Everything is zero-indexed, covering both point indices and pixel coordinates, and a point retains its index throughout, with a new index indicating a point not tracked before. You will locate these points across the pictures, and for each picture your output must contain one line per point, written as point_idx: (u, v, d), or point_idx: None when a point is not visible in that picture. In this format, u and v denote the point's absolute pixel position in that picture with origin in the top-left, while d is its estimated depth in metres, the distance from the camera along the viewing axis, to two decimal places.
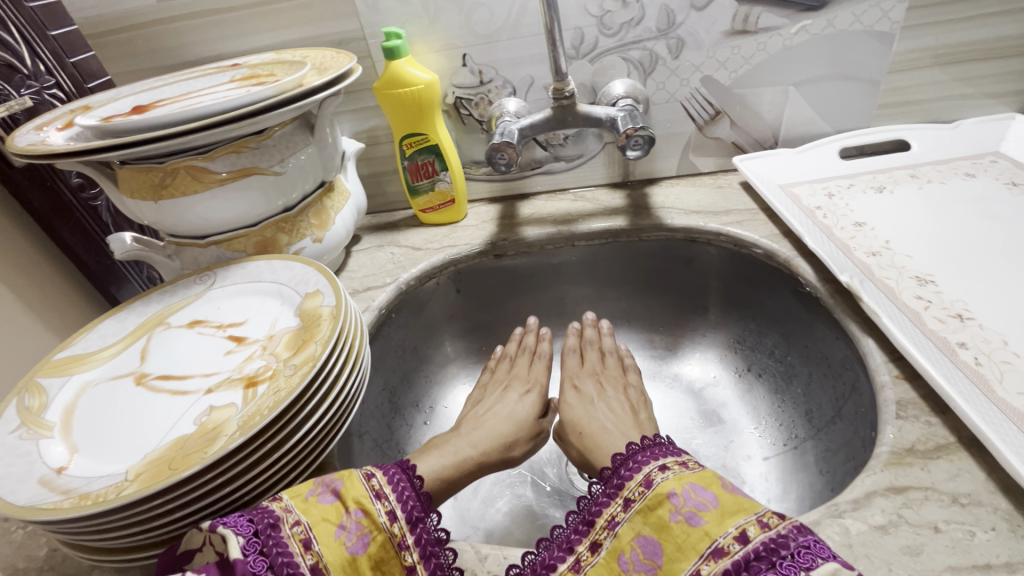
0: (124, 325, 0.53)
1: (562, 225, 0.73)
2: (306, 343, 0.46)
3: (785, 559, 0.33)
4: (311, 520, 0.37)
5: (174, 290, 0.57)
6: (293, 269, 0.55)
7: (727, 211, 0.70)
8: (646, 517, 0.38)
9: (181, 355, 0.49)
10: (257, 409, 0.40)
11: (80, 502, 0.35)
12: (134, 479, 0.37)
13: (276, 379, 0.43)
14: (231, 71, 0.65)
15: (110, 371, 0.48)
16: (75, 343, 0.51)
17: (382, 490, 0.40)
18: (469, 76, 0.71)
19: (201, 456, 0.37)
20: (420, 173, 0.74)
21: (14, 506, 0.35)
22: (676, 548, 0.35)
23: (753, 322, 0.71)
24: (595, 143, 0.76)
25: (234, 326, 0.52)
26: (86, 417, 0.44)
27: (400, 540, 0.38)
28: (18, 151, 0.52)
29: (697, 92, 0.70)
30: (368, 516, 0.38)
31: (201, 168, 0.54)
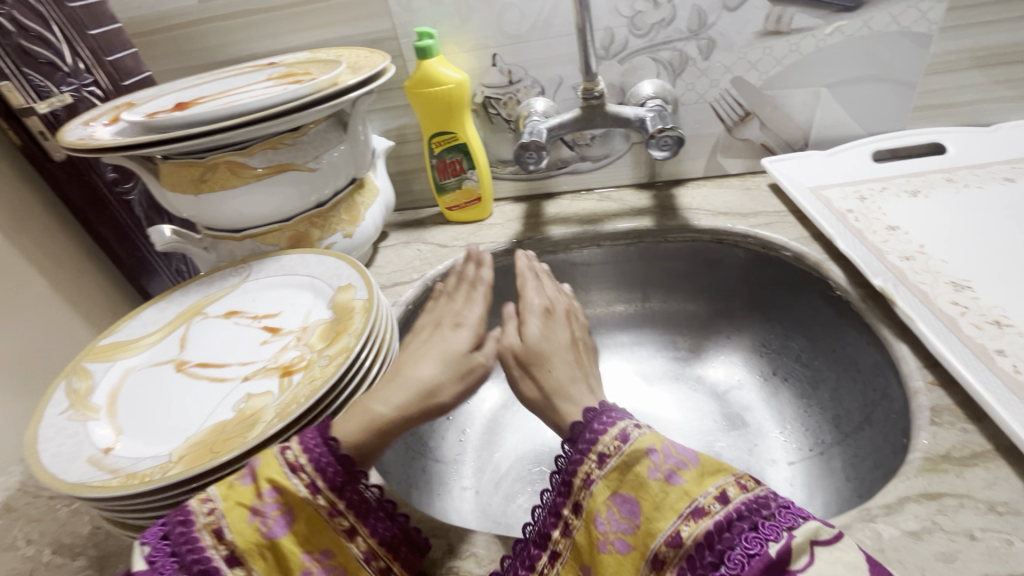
0: (164, 314, 0.55)
1: (587, 225, 0.74)
2: (340, 334, 0.47)
3: (767, 519, 0.32)
4: (225, 506, 0.34)
5: (210, 281, 0.59)
6: (326, 263, 0.56)
7: (755, 213, 0.69)
8: (623, 476, 0.36)
9: (218, 344, 0.51)
10: (293, 397, 0.41)
11: (127, 481, 0.37)
12: (178, 461, 0.38)
13: (311, 369, 0.44)
14: (268, 70, 0.67)
15: (152, 358, 0.50)
16: (118, 330, 0.53)
17: (299, 461, 0.36)
18: (499, 76, 0.71)
19: (240, 440, 0.39)
20: (448, 172, 0.75)
21: (65, 483, 0.37)
22: (654, 509, 0.34)
23: (780, 326, 0.70)
24: (622, 144, 0.76)
25: (269, 317, 0.53)
26: (130, 401, 0.46)
27: (330, 510, 0.36)
28: (69, 145, 0.55)
29: (726, 93, 0.70)
30: (284, 494, 0.35)
31: (240, 163, 0.56)
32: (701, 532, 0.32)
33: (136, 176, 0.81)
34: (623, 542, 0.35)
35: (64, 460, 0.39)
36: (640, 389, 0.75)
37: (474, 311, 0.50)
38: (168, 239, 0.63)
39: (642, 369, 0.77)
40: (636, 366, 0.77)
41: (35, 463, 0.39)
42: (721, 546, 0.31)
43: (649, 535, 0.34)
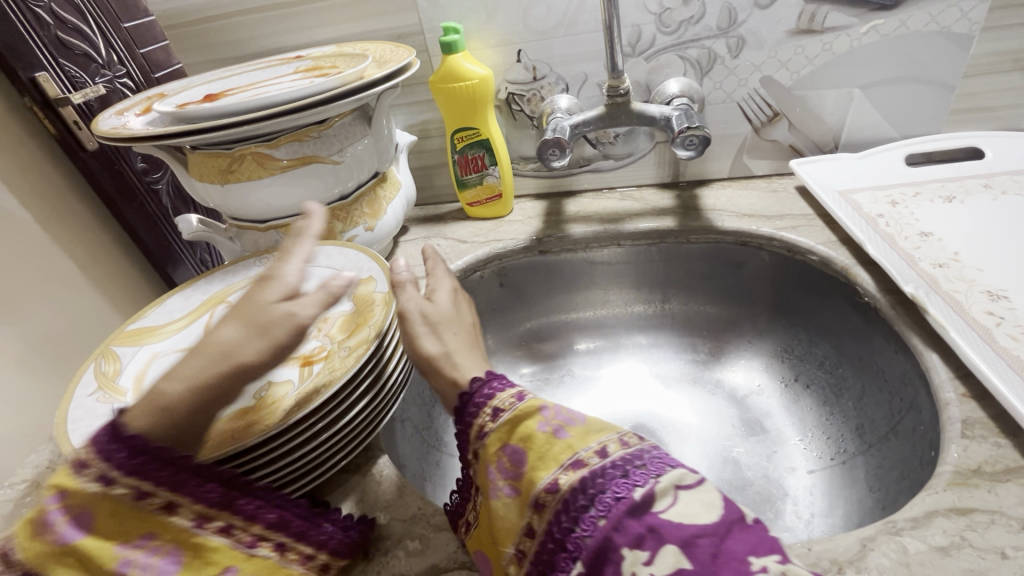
0: (189, 301, 0.56)
1: (609, 224, 0.73)
2: (360, 327, 0.47)
3: (638, 468, 0.33)
4: (15, 528, 0.29)
5: (235, 271, 0.60)
6: (348, 256, 0.57)
7: (781, 215, 0.68)
8: (513, 428, 0.37)
9: None
10: (313, 386, 0.42)
11: None
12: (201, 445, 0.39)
13: (331, 359, 0.45)
14: (295, 63, 0.67)
15: (176, 344, 0.51)
16: (145, 315, 0.54)
17: (85, 456, 0.30)
18: (523, 72, 0.71)
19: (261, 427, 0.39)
20: (469, 167, 0.75)
21: None
22: (538, 458, 0.35)
23: (804, 332, 0.69)
24: (646, 143, 0.75)
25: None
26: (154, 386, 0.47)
27: (134, 491, 0.30)
28: (103, 134, 0.56)
29: (755, 92, 0.69)
30: (70, 494, 0.29)
31: (266, 154, 0.57)
32: (578, 479, 0.33)
33: (164, 166, 0.82)
34: (510, 488, 0.36)
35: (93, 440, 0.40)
36: (646, 387, 0.75)
37: (293, 260, 0.36)
38: (195, 227, 0.64)
39: (659, 371, 0.76)
40: (654, 367, 0.77)
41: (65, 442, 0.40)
42: (593, 491, 0.32)
43: (532, 482, 0.35)
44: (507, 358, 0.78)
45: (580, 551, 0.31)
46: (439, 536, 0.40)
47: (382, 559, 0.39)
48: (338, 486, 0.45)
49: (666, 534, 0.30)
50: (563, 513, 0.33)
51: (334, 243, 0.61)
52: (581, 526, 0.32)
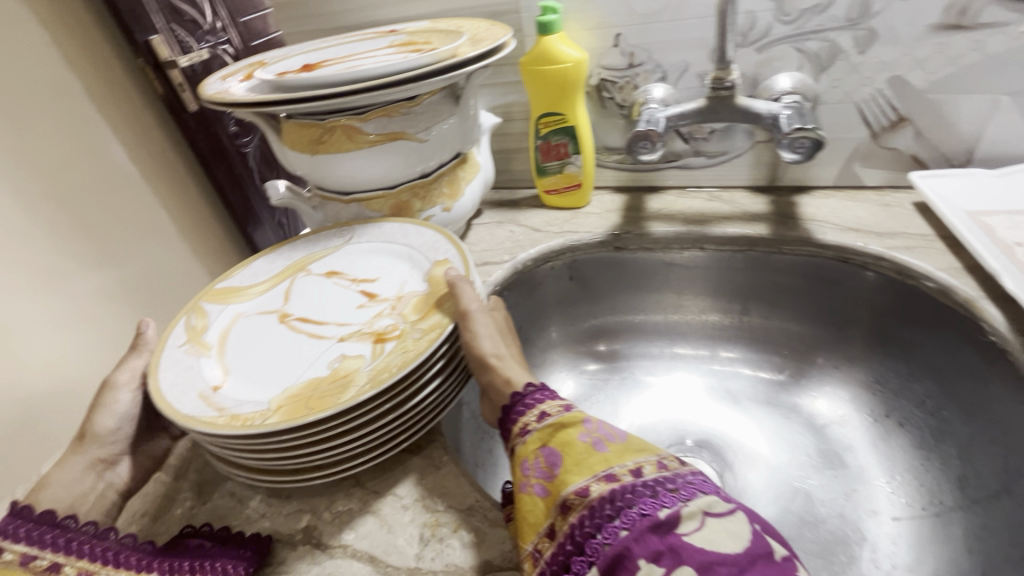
0: (273, 266, 0.58)
1: (693, 225, 0.69)
2: (433, 310, 0.47)
3: (669, 490, 0.32)
4: None
5: (316, 239, 0.61)
6: (425, 236, 0.56)
7: (894, 233, 0.61)
8: (555, 433, 0.37)
9: (319, 301, 0.53)
10: (385, 366, 0.41)
11: (231, 422, 0.39)
12: (276, 411, 0.40)
13: (403, 340, 0.44)
14: (390, 37, 0.67)
15: (258, 306, 0.53)
16: (233, 275, 0.56)
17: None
18: (619, 58, 0.67)
19: (334, 401, 0.39)
20: (551, 154, 0.73)
21: (180, 414, 0.40)
22: (571, 463, 0.35)
23: (903, 364, 0.61)
24: (744, 141, 0.69)
25: (366, 282, 0.54)
26: (237, 344, 0.49)
27: (22, 556, 0.35)
28: (209, 98, 0.59)
29: (879, 94, 0.62)
30: None
31: (356, 128, 0.57)
32: (606, 489, 0.33)
33: (254, 130, 0.86)
34: (540, 487, 0.35)
35: (181, 390, 0.43)
36: (708, 401, 0.71)
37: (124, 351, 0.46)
38: (281, 194, 0.66)
39: (730, 386, 0.72)
40: (724, 383, 0.72)
41: (156, 388, 0.43)
42: (620, 503, 0.32)
43: (562, 484, 0.34)
44: (569, 353, 0.76)
45: (596, 557, 0.30)
46: (495, 532, 0.39)
47: (436, 544, 0.39)
48: (399, 465, 0.45)
49: (685, 556, 0.29)
50: (585, 518, 0.32)
51: (411, 220, 0.61)
52: (599, 533, 0.31)
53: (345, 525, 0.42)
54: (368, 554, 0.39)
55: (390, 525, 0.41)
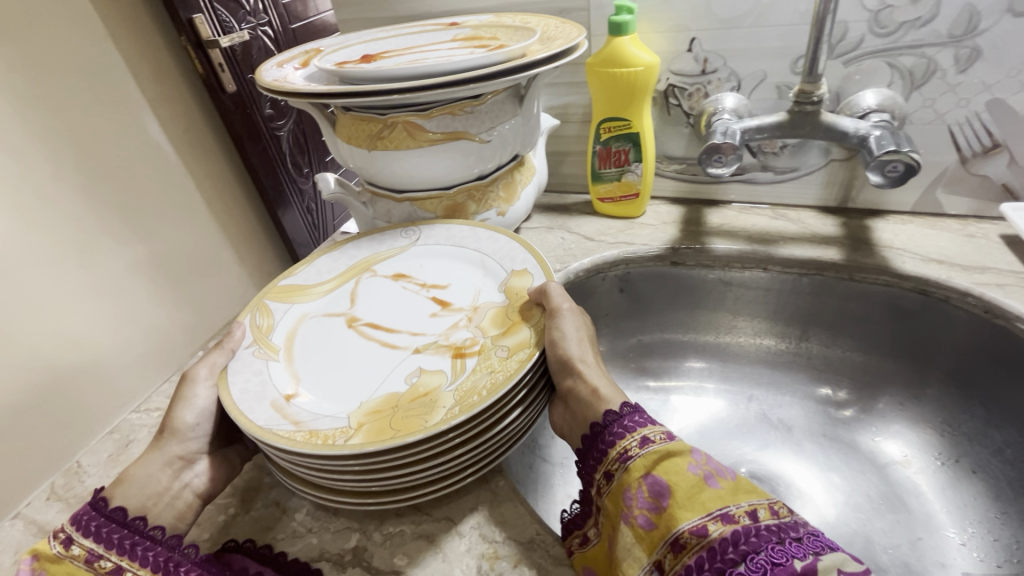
0: (337, 264, 0.57)
1: (758, 244, 0.65)
2: (516, 325, 0.46)
3: (794, 540, 0.31)
4: None
5: (381, 238, 0.60)
6: (498, 242, 0.55)
7: (980, 267, 0.57)
8: (660, 461, 0.36)
9: (389, 307, 0.52)
10: (472, 387, 0.40)
11: (310, 438, 0.37)
12: (357, 430, 0.38)
13: (488, 357, 0.44)
14: (452, 30, 0.65)
15: (325, 307, 0.52)
16: (296, 272, 0.56)
17: (72, 534, 0.37)
18: (692, 63, 0.64)
19: (420, 422, 0.38)
20: (609, 161, 0.70)
21: (255, 425, 0.39)
22: (683, 497, 0.34)
23: (981, 408, 0.57)
24: (818, 158, 0.65)
25: (437, 289, 0.54)
26: (304, 348, 0.48)
27: (88, 553, 0.36)
28: (266, 86, 0.57)
29: (975, 117, 0.57)
30: (41, 559, 0.36)
31: (417, 125, 0.55)
32: (728, 529, 0.31)
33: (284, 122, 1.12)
34: (645, 518, 0.34)
35: (252, 399, 0.42)
36: (756, 429, 0.68)
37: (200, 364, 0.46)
38: (332, 188, 0.64)
39: (782, 415, 0.69)
40: (775, 411, 0.69)
41: (227, 395, 0.42)
42: (745, 548, 0.30)
43: (673, 519, 0.33)
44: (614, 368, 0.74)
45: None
46: (558, 571, 0.37)
47: None
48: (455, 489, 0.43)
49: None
50: (707, 559, 0.31)
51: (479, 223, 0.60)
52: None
53: (396, 550, 0.40)
54: None
55: (446, 554, 0.39)
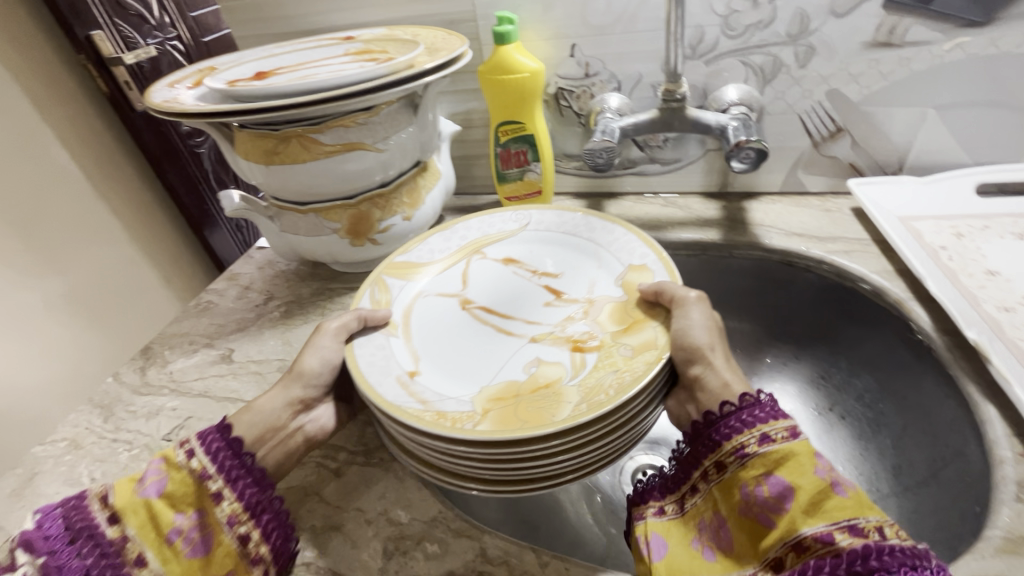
0: (448, 244, 0.64)
1: (650, 231, 0.71)
2: (638, 324, 0.50)
3: (928, 569, 0.30)
4: (118, 499, 0.38)
5: (492, 220, 0.67)
6: (614, 234, 0.60)
7: (833, 238, 0.65)
8: (784, 462, 0.36)
9: (500, 292, 0.59)
10: (597, 385, 0.44)
11: (438, 420, 0.42)
12: (484, 418, 0.43)
13: (611, 354, 0.48)
14: (346, 45, 0.67)
15: (438, 288, 0.59)
16: (411, 249, 0.63)
17: (194, 448, 0.41)
18: (575, 68, 0.69)
19: (549, 415, 0.42)
20: (511, 161, 0.74)
21: (385, 398, 0.44)
22: (809, 503, 0.34)
23: (843, 360, 0.66)
24: (697, 149, 0.72)
25: (549, 277, 0.59)
26: (420, 327, 0.54)
27: (202, 470, 0.40)
28: (155, 107, 0.57)
29: (819, 105, 0.65)
30: (168, 462, 0.40)
31: (311, 138, 0.57)
32: (856, 542, 0.32)
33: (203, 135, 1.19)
34: (765, 517, 0.35)
35: (378, 372, 0.47)
36: None
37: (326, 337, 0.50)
38: (235, 204, 0.64)
39: None
40: None
41: (355, 364, 0.48)
42: (876, 564, 0.30)
43: (794, 524, 0.34)
44: None
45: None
46: (457, 543, 0.41)
47: (400, 558, 0.41)
48: (359, 483, 0.47)
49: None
50: (832, 565, 0.31)
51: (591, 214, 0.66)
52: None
53: (306, 542, 0.43)
54: (331, 569, 0.41)
55: (354, 540, 0.42)
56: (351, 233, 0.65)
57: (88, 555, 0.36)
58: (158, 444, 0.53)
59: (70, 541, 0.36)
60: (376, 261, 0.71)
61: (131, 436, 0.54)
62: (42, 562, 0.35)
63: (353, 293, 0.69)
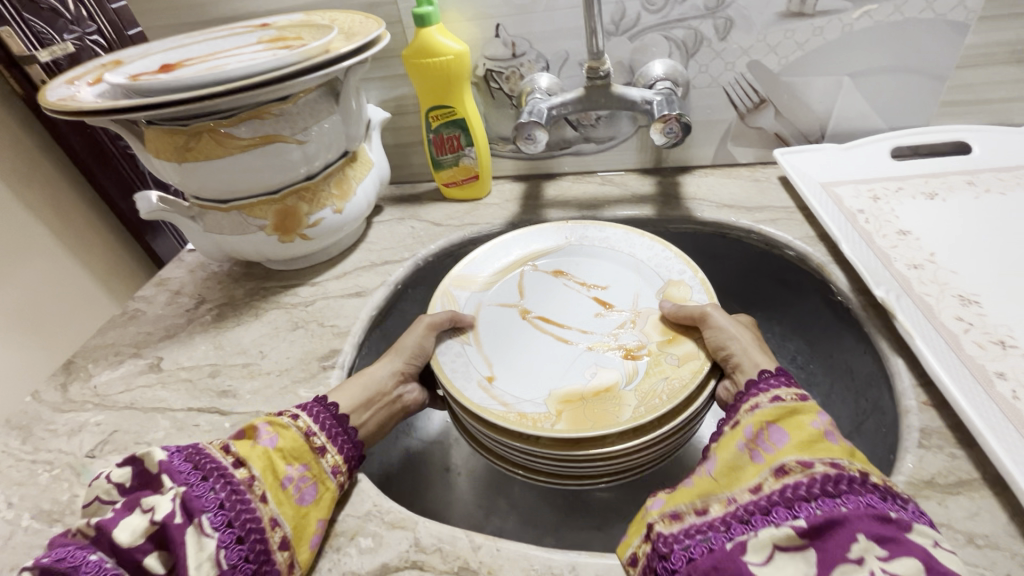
0: (498, 258, 0.65)
1: (587, 210, 0.71)
2: (680, 338, 0.54)
3: (893, 501, 0.33)
4: (240, 450, 0.41)
5: (539, 233, 0.67)
6: (653, 250, 0.63)
7: (760, 207, 0.66)
8: (788, 415, 0.39)
9: (555, 301, 0.62)
10: (652, 391, 0.50)
11: (522, 420, 0.49)
12: (559, 417, 0.49)
13: (660, 362, 0.52)
14: (260, 32, 0.64)
15: (498, 298, 0.62)
16: (471, 260, 0.65)
17: (298, 414, 0.45)
18: (502, 48, 0.68)
19: (614, 417, 0.49)
20: (445, 147, 0.72)
21: (474, 402, 0.51)
22: (800, 443, 0.37)
23: (777, 324, 0.68)
24: (629, 126, 0.72)
25: (597, 288, 0.62)
26: (490, 335, 0.58)
27: (307, 428, 0.44)
28: (49, 106, 0.53)
29: (741, 77, 0.66)
30: (275, 423, 0.43)
31: (225, 133, 0.54)
32: (833, 470, 0.35)
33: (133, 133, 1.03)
34: (757, 453, 0.38)
35: (462, 377, 0.54)
36: None
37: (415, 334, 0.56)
38: (154, 206, 0.61)
39: None
40: None
41: (441, 371, 0.54)
42: (843, 486, 0.34)
43: (781, 455, 0.37)
44: None
45: (805, 515, 0.33)
46: (391, 535, 0.41)
47: (333, 554, 0.41)
48: None
49: (903, 549, 0.30)
50: (807, 482, 0.34)
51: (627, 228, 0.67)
52: (814, 500, 0.33)
53: None
54: None
55: None
56: (279, 229, 0.63)
57: (223, 488, 0.38)
58: (80, 462, 0.50)
59: (206, 477, 0.38)
60: (308, 257, 0.69)
61: (51, 455, 0.51)
62: (184, 490, 0.37)
63: (288, 291, 0.67)
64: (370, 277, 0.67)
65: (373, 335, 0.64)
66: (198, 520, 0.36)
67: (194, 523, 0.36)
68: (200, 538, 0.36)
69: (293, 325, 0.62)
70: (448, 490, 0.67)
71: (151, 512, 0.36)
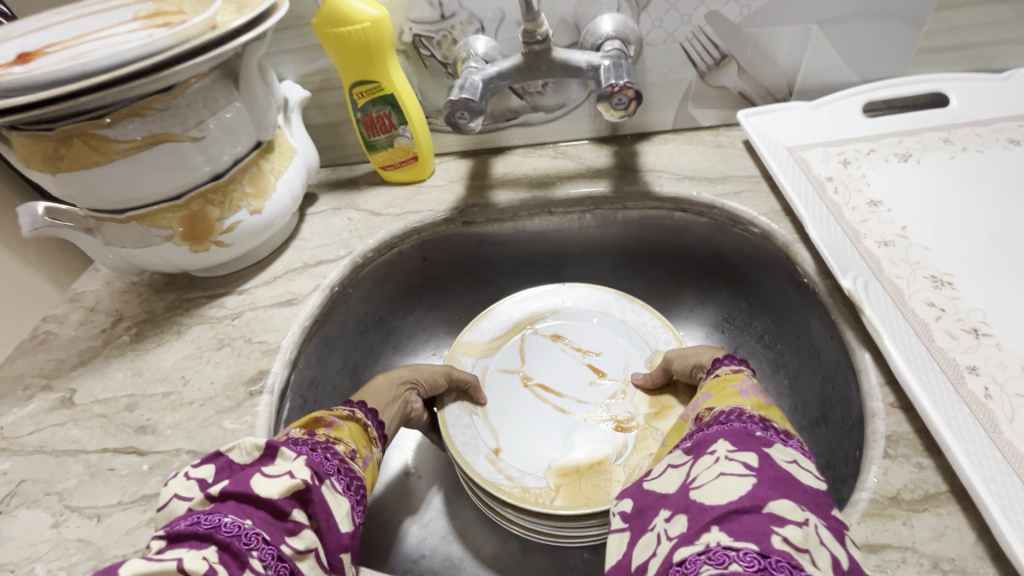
0: (497, 321, 0.62)
1: (537, 189, 0.65)
2: (667, 408, 0.54)
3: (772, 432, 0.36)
4: (324, 432, 0.43)
5: (531, 294, 0.64)
6: (642, 317, 0.61)
7: (724, 177, 0.61)
8: (720, 381, 0.44)
9: (556, 368, 0.59)
10: (638, 468, 0.48)
11: (524, 495, 0.48)
12: (558, 491, 0.48)
13: (646, 437, 0.51)
14: (136, 6, 0.55)
15: (500, 363, 0.59)
16: (477, 324, 0.62)
17: (353, 407, 0.48)
18: (428, 9, 0.59)
19: (604, 494, 0.47)
20: (375, 127, 0.64)
21: (481, 476, 0.49)
22: (718, 396, 0.42)
23: (744, 301, 0.64)
24: (579, 92, 0.65)
25: (593, 355, 0.60)
26: (495, 405, 0.56)
27: (365, 417, 0.48)
28: None
29: (699, 31, 0.58)
30: (338, 413, 0.46)
31: (101, 136, 0.46)
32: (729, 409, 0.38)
33: None
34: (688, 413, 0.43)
35: (471, 451, 0.52)
36: None
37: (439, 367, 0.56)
38: (40, 219, 0.53)
39: None
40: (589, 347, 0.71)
41: (451, 442, 0.52)
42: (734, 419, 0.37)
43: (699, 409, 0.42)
44: (432, 336, 0.74)
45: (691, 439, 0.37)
46: None
47: None
48: None
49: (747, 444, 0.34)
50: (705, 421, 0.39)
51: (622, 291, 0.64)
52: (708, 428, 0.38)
53: None
54: None
55: None
56: (189, 238, 0.56)
57: (333, 457, 0.41)
58: None
59: (315, 448, 0.40)
60: (231, 263, 0.62)
61: None
62: (309, 458, 0.38)
63: (213, 302, 0.61)
64: (303, 282, 0.61)
65: (313, 343, 0.59)
66: (330, 483, 0.38)
67: (326, 486, 0.38)
68: (335, 496, 0.38)
69: (218, 344, 0.56)
70: (405, 494, 0.63)
71: (289, 473, 0.36)
